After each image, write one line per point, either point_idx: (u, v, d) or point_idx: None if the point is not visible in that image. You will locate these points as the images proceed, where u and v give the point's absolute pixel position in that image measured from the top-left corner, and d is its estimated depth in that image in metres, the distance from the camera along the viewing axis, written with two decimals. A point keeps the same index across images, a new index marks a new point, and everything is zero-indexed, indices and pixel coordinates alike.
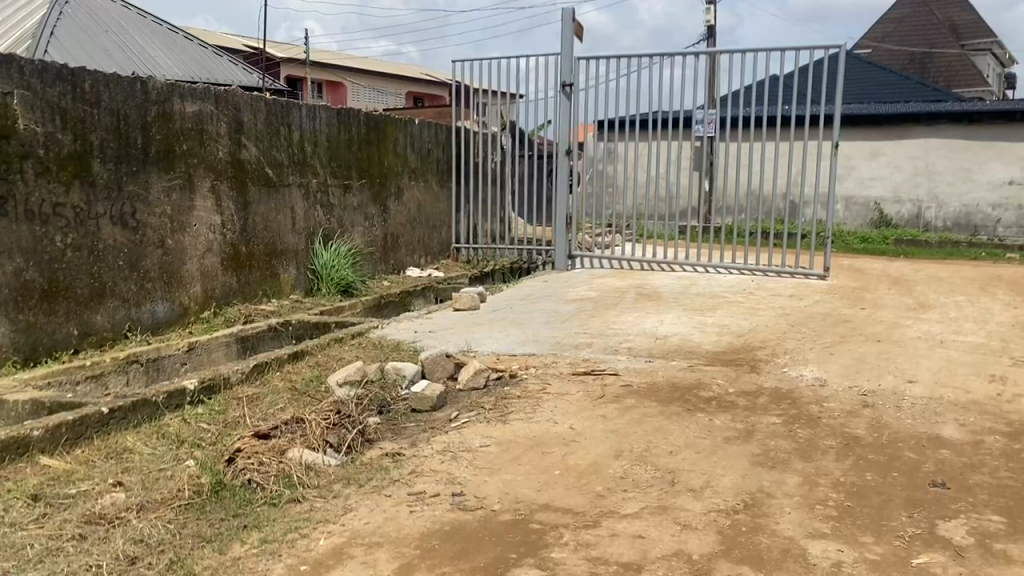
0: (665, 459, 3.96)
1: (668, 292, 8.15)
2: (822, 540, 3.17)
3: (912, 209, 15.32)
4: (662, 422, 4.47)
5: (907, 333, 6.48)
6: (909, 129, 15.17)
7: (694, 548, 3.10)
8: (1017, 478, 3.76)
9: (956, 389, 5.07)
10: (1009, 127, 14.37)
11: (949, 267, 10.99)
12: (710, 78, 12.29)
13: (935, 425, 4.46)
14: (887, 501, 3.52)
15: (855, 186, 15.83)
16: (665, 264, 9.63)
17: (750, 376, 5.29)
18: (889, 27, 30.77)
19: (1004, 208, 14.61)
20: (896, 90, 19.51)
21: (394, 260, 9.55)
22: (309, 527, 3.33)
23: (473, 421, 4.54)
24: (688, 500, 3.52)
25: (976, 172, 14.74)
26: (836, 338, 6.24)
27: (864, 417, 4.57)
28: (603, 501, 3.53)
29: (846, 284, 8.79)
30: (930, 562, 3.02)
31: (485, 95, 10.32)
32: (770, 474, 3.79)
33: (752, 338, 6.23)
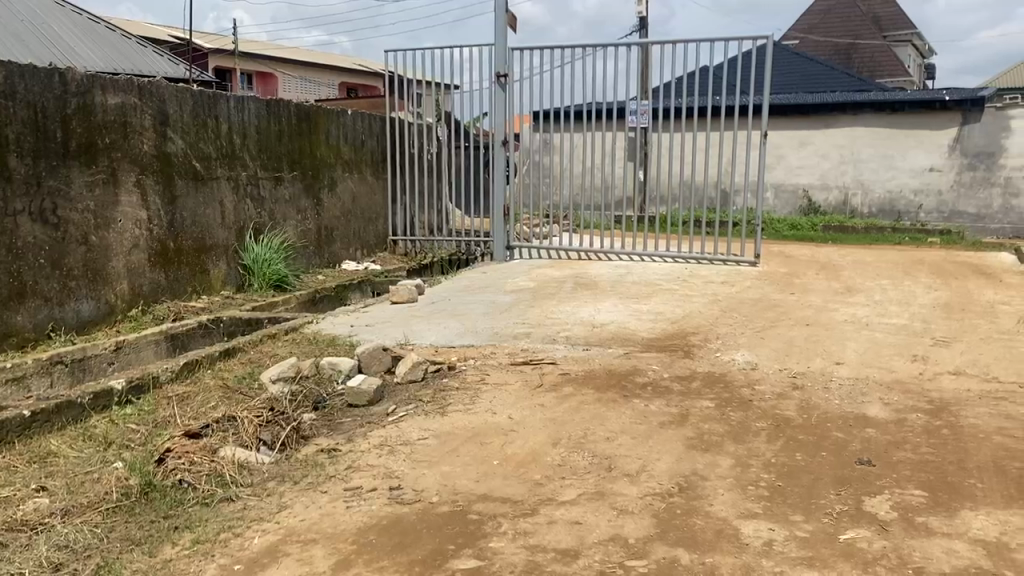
0: (602, 446, 4.00)
1: (605, 280, 8.23)
2: (754, 520, 3.24)
3: (839, 195, 15.75)
4: (599, 408, 4.51)
5: (835, 316, 6.67)
6: (836, 118, 15.56)
7: (630, 532, 3.14)
8: (938, 453, 3.90)
9: (882, 369, 5.23)
10: (929, 116, 14.84)
11: (874, 251, 11.34)
12: (643, 68, 12.43)
13: (861, 405, 4.60)
14: (817, 480, 3.62)
15: (784, 174, 16.18)
16: (602, 253, 9.72)
17: (684, 361, 5.38)
18: (815, 18, 31.54)
19: (926, 194, 15.06)
20: (822, 80, 20.02)
21: (329, 253, 9.42)
22: (243, 526, 3.27)
23: (410, 414, 4.51)
24: (624, 485, 3.56)
25: (899, 159, 15.18)
26: (767, 322, 6.39)
27: (794, 399, 4.68)
28: (542, 489, 3.55)
29: (776, 270, 9.01)
30: (856, 537, 3.11)
31: (420, 86, 10.28)
32: (704, 457, 3.86)
33: (686, 324, 6.34)
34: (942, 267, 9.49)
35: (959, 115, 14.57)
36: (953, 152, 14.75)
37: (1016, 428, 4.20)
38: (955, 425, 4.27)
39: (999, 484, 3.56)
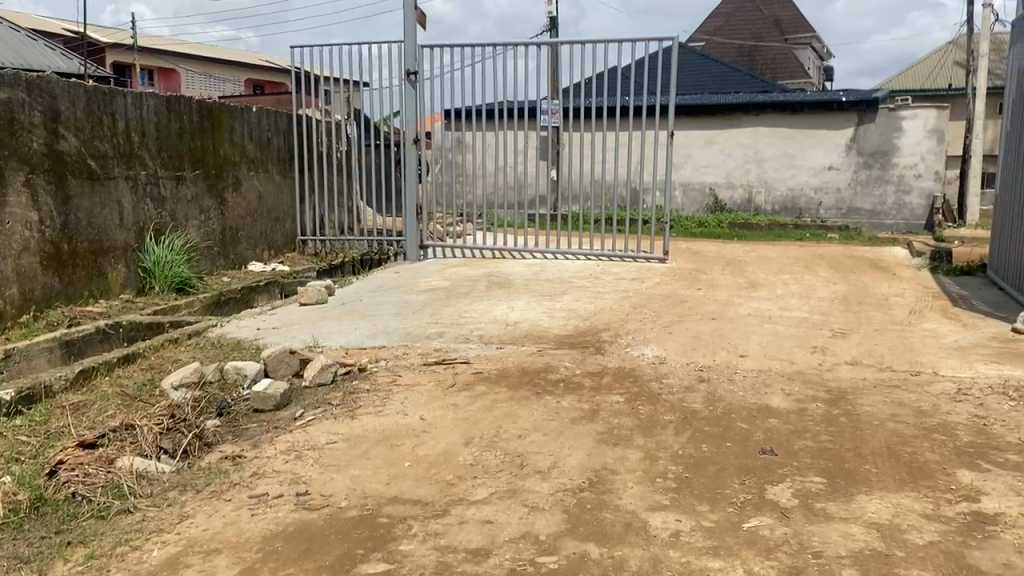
0: (514, 444, 4.01)
1: (518, 279, 8.24)
2: (661, 512, 3.30)
3: (743, 193, 16.18)
4: (512, 406, 4.52)
5: (739, 310, 6.86)
6: (740, 118, 15.98)
7: (541, 529, 3.16)
8: (836, 441, 4.05)
9: (783, 361, 5.40)
10: (827, 116, 15.42)
11: (776, 247, 11.72)
12: (553, 68, 12.52)
13: (764, 395, 4.74)
14: (722, 470, 3.71)
15: (691, 172, 16.51)
16: (516, 251, 9.75)
17: (596, 357, 5.44)
18: (720, 21, 32.39)
19: (825, 192, 15.65)
20: (727, 81, 20.55)
21: (234, 255, 9.15)
22: (142, 538, 3.15)
23: (319, 418, 4.42)
24: (536, 482, 3.58)
25: (799, 158, 15.73)
26: (674, 318, 6.52)
27: (701, 391, 4.79)
28: (453, 489, 3.53)
29: (684, 266, 9.20)
30: (759, 524, 3.20)
31: (328, 83, 10.11)
32: (614, 451, 3.91)
33: (597, 321, 6.42)
34: (840, 262, 9.88)
35: (855, 116, 15.19)
36: (849, 152, 15.38)
37: (908, 415, 4.40)
38: (852, 413, 4.44)
39: (892, 468, 3.72)
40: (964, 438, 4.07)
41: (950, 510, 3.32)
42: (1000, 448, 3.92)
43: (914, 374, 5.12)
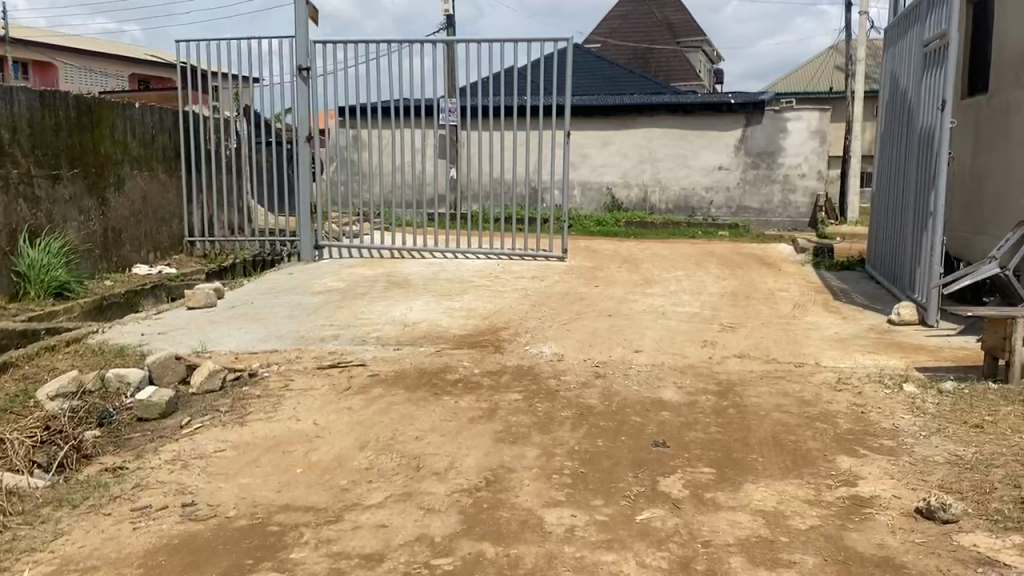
0: (411, 445, 3.97)
1: (416, 279, 8.18)
2: (557, 508, 3.33)
3: (639, 193, 16.51)
4: (408, 408, 4.48)
5: (634, 306, 7.00)
6: (635, 119, 16.28)
7: (436, 531, 3.13)
8: (725, 432, 4.18)
9: (676, 355, 5.54)
10: (717, 118, 15.90)
11: (669, 245, 11.99)
12: (449, 67, 12.47)
13: (658, 389, 4.85)
14: (616, 464, 3.77)
15: (589, 172, 16.72)
16: (414, 251, 9.67)
17: (494, 356, 5.44)
18: (615, 23, 32.98)
19: (716, 191, 16.11)
20: (621, 83, 20.94)
21: (117, 257, 8.74)
22: (11, 558, 2.96)
23: (207, 425, 4.27)
24: (432, 484, 3.55)
25: (691, 158, 16.15)
26: (572, 315, 6.59)
27: (596, 387, 4.87)
28: (347, 494, 3.46)
29: (581, 264, 9.33)
30: (651, 516, 3.27)
31: (216, 79, 9.80)
32: (511, 449, 3.92)
33: (496, 319, 6.43)
34: (731, 258, 10.21)
35: (743, 117, 15.72)
36: (738, 152, 15.88)
37: (792, 404, 4.58)
38: (740, 404, 4.59)
39: (777, 457, 3.86)
40: (843, 425, 4.27)
41: (830, 495, 3.46)
42: (876, 434, 4.12)
43: (797, 365, 5.34)
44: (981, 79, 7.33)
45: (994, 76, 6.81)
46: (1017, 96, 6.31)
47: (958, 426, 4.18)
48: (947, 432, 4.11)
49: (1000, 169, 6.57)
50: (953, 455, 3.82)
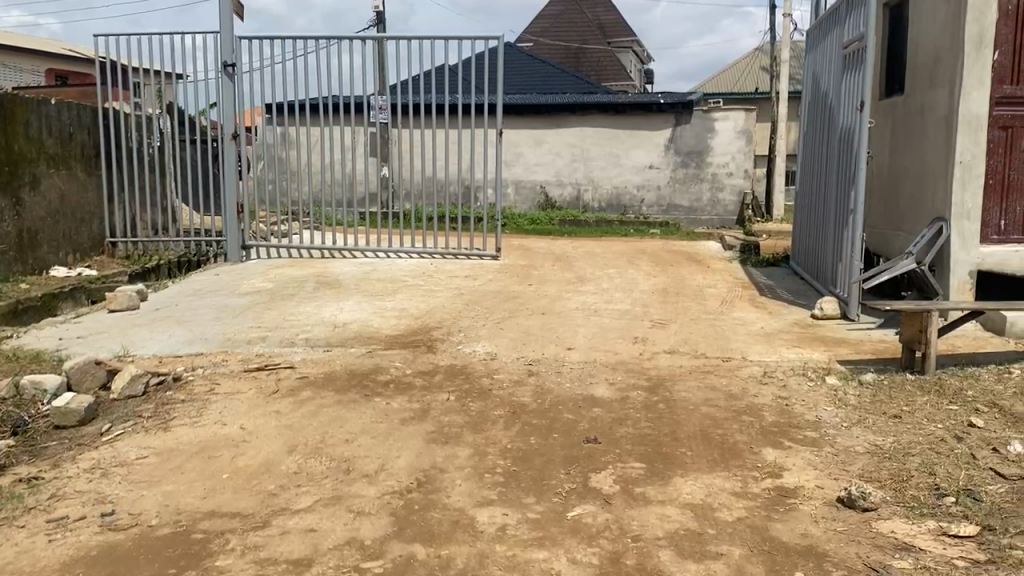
0: (341, 448, 3.91)
1: (347, 279, 8.09)
2: (489, 507, 3.32)
3: (572, 191, 16.58)
4: (338, 410, 4.42)
5: (566, 304, 7.04)
6: (567, 118, 16.34)
7: (366, 534, 3.10)
8: (655, 426, 4.23)
9: (607, 352, 5.59)
10: (647, 117, 16.08)
11: (602, 243, 12.10)
12: (380, 64, 12.33)
13: (590, 386, 4.89)
14: (548, 461, 3.78)
15: (522, 171, 16.72)
16: (344, 250, 9.55)
17: (426, 356, 5.41)
18: (547, 22, 33.16)
19: (647, 189, 16.31)
20: (553, 82, 21.05)
21: (33, 259, 8.37)
22: None
23: (128, 432, 4.14)
24: (362, 486, 3.51)
25: (623, 157, 16.30)
26: (505, 314, 6.60)
27: (529, 385, 4.88)
28: (275, 499, 3.40)
29: (515, 262, 9.36)
30: (583, 513, 3.29)
31: (138, 75, 9.52)
32: (443, 450, 3.90)
33: (429, 319, 6.39)
34: (661, 256, 10.36)
35: (672, 117, 15.96)
36: (668, 151, 16.10)
37: (719, 399, 4.66)
38: (670, 399, 4.65)
39: (705, 450, 3.93)
40: (769, 417, 4.37)
41: (756, 487, 3.54)
42: (800, 426, 4.23)
43: (725, 360, 5.44)
44: (897, 80, 7.59)
45: (909, 78, 7.06)
46: (930, 97, 6.56)
47: (877, 416, 4.32)
48: (867, 422, 4.25)
49: (915, 168, 6.81)
50: (872, 445, 3.95)
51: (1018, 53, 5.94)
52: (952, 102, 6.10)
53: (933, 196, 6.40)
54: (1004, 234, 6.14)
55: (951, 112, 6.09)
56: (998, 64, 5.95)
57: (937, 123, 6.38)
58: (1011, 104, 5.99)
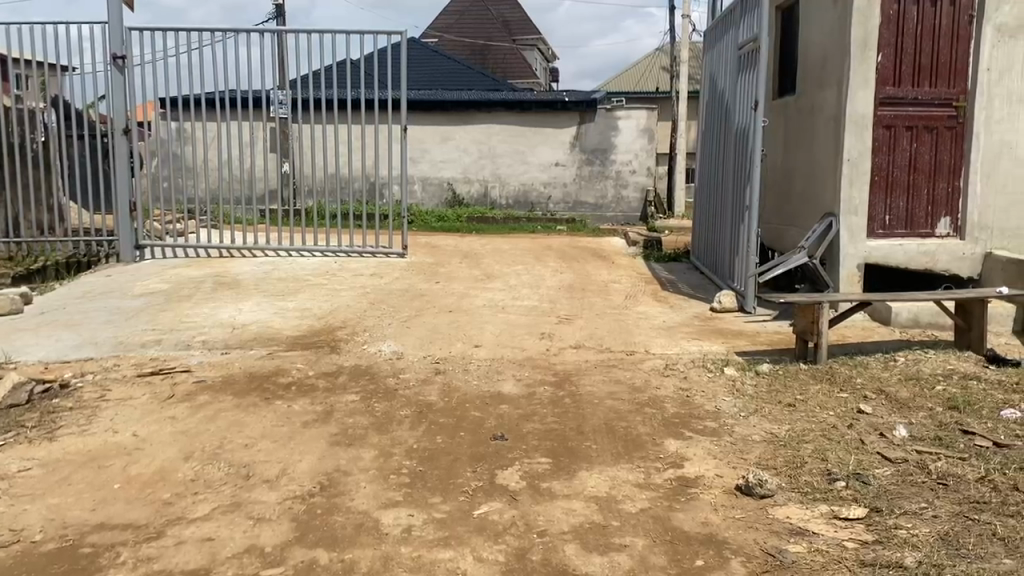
0: (240, 454, 3.80)
1: (247, 279, 7.85)
2: (394, 509, 3.28)
3: (479, 188, 16.48)
4: (238, 415, 4.29)
5: (474, 302, 7.02)
6: (472, 115, 16.23)
7: (266, 540, 3.01)
8: (561, 421, 4.27)
9: (514, 348, 5.60)
10: (552, 115, 16.14)
11: (510, 240, 12.12)
12: (280, 57, 11.99)
13: (497, 382, 4.89)
14: (455, 460, 3.76)
15: (428, 168, 16.50)
16: (246, 249, 9.28)
17: (330, 357, 5.30)
18: (452, 18, 33.04)
19: (553, 186, 16.40)
20: (458, 78, 20.96)
21: None
22: None
23: (10, 444, 3.92)
24: (263, 492, 3.41)
25: (530, 155, 16.33)
26: (411, 312, 6.53)
27: (436, 384, 4.84)
28: (170, 508, 3.27)
29: (422, 260, 9.28)
30: (489, 510, 3.29)
31: (20, 66, 8.99)
32: (347, 452, 3.83)
33: (332, 319, 6.28)
34: (567, 252, 10.45)
35: (577, 115, 16.08)
36: (573, 149, 16.24)
37: (624, 392, 4.74)
38: (575, 393, 4.70)
39: (609, 443, 3.98)
40: (671, 409, 4.46)
41: (659, 478, 3.61)
42: (700, 416, 4.34)
43: (629, 353, 5.53)
44: (790, 81, 7.86)
45: (799, 79, 7.33)
46: (820, 97, 6.81)
47: (773, 405, 4.46)
48: (763, 411, 4.39)
49: (807, 166, 7.07)
50: (768, 433, 4.08)
51: (900, 55, 6.25)
52: (839, 102, 6.35)
53: (823, 193, 6.65)
54: (889, 229, 6.45)
55: (839, 112, 6.35)
56: (881, 66, 6.23)
57: (826, 122, 6.64)
58: (894, 104, 6.29)
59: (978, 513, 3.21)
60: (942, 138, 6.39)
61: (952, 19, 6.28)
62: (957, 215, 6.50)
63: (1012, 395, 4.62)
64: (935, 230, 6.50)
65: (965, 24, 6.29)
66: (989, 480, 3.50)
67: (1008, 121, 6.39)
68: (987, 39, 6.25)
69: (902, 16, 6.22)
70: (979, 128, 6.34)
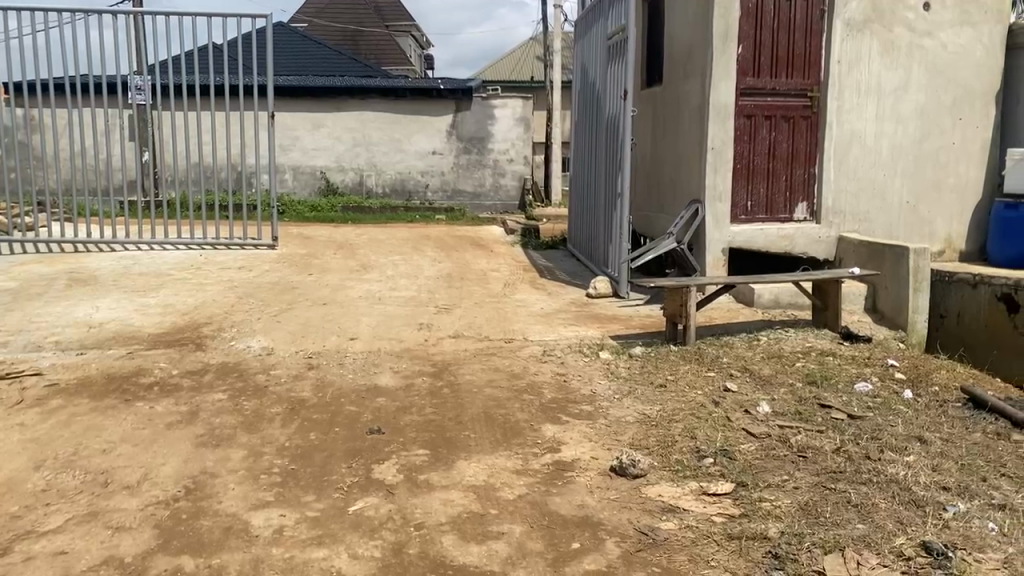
0: (97, 460, 3.59)
1: (105, 275, 7.41)
2: (265, 510, 3.17)
3: (354, 177, 16.13)
4: (95, 419, 4.04)
5: (349, 293, 6.89)
6: (345, 102, 15.87)
7: (126, 550, 2.85)
8: (439, 412, 4.23)
9: (390, 340, 5.52)
10: (427, 103, 16.01)
11: (387, 230, 11.96)
12: (137, 40, 11.37)
13: (373, 375, 4.81)
14: (329, 456, 3.67)
15: (300, 156, 16.04)
16: (102, 243, 8.73)
17: (195, 355, 5.08)
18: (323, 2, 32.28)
19: (430, 175, 16.26)
20: (329, 63, 20.44)
21: None
22: None
23: None
24: (122, 499, 3.23)
25: (405, 143, 16.13)
26: (283, 306, 6.34)
27: (309, 379, 4.72)
28: (18, 522, 3.05)
29: (294, 252, 9.02)
30: (365, 506, 3.22)
31: None
32: (214, 453, 3.68)
33: (198, 315, 6.02)
34: (444, 241, 10.40)
35: (453, 103, 16.00)
36: (450, 137, 16.16)
37: (502, 379, 4.76)
38: (453, 383, 4.68)
39: (487, 432, 3.98)
40: (548, 395, 4.51)
41: (536, 463, 3.64)
42: (577, 401, 4.40)
43: (507, 341, 5.55)
44: (656, 72, 8.07)
45: (666, 69, 7.52)
46: (685, 87, 7.02)
47: (646, 386, 4.58)
48: (637, 393, 4.49)
49: (674, 154, 7.28)
50: (641, 414, 4.18)
51: (758, 47, 6.51)
52: (703, 91, 6.56)
53: (690, 180, 6.86)
54: (751, 215, 6.73)
55: (703, 102, 6.55)
56: (741, 58, 6.48)
57: (692, 112, 6.84)
58: (753, 95, 6.57)
59: (835, 482, 3.39)
60: (798, 127, 6.71)
61: (805, 13, 6.58)
62: (812, 201, 6.85)
63: (864, 369, 4.92)
64: (793, 215, 6.84)
65: (817, 18, 6.61)
66: (844, 450, 3.71)
67: (857, 111, 6.76)
68: (836, 33, 6.59)
69: (759, 8, 6.49)
70: (831, 118, 6.69)
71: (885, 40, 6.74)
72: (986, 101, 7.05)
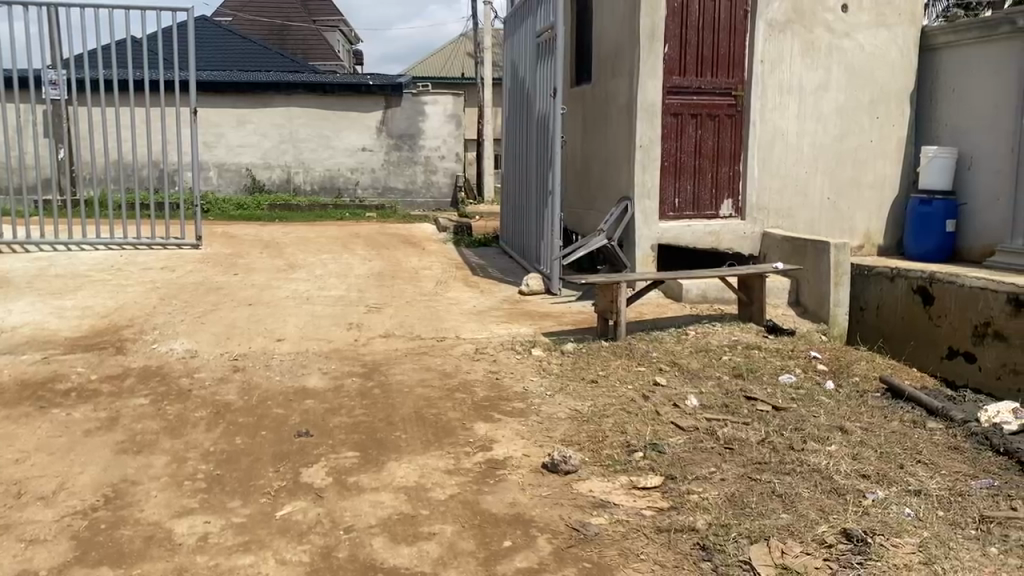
0: (9, 470, 3.44)
1: (17, 277, 7.11)
2: (189, 517, 3.09)
3: (281, 174, 15.86)
4: (7, 427, 3.88)
5: (276, 293, 6.76)
6: (271, 98, 15.59)
7: (40, 564, 2.75)
8: (370, 413, 4.19)
9: (319, 340, 5.44)
10: (356, 99, 15.83)
11: (316, 228, 11.77)
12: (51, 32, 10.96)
13: (301, 377, 4.74)
14: (256, 461, 3.60)
15: (224, 153, 15.68)
16: (14, 243, 8.38)
17: (115, 359, 4.92)
18: None
19: (361, 172, 16.07)
20: (253, 58, 20.04)
21: None
22: None
23: None
24: (37, 511, 3.11)
25: (334, 139, 15.92)
26: (206, 307, 6.18)
27: (235, 381, 4.62)
28: None
29: (219, 251, 8.81)
30: (293, 510, 3.17)
31: None
32: (135, 460, 3.56)
33: (117, 317, 5.83)
34: (374, 239, 10.30)
35: (382, 100, 15.85)
36: (380, 134, 16.00)
37: (434, 378, 4.73)
38: (384, 384, 4.63)
39: (419, 432, 3.95)
40: (481, 393, 4.50)
41: (468, 462, 3.63)
42: (508, 398, 4.41)
43: (438, 340, 5.52)
44: (585, 70, 8.13)
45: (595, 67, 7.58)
46: (613, 86, 7.08)
47: (577, 382, 4.62)
48: (569, 389, 4.52)
49: (603, 152, 7.34)
50: (573, 410, 4.21)
51: (684, 46, 6.61)
52: (631, 90, 6.63)
53: (619, 178, 6.93)
54: (679, 212, 6.84)
55: (631, 101, 6.62)
56: (667, 57, 6.58)
57: (620, 110, 6.91)
58: (680, 93, 6.67)
59: (760, 473, 3.47)
60: (723, 125, 6.84)
61: (729, 13, 6.71)
62: (738, 198, 7.00)
63: (788, 361, 5.05)
64: (719, 211, 6.97)
65: (740, 18, 6.75)
66: (769, 442, 3.79)
67: (780, 110, 6.92)
68: (759, 33, 6.74)
69: (685, 8, 6.59)
70: (755, 116, 6.83)
71: (806, 40, 6.92)
72: (902, 100, 7.29)
